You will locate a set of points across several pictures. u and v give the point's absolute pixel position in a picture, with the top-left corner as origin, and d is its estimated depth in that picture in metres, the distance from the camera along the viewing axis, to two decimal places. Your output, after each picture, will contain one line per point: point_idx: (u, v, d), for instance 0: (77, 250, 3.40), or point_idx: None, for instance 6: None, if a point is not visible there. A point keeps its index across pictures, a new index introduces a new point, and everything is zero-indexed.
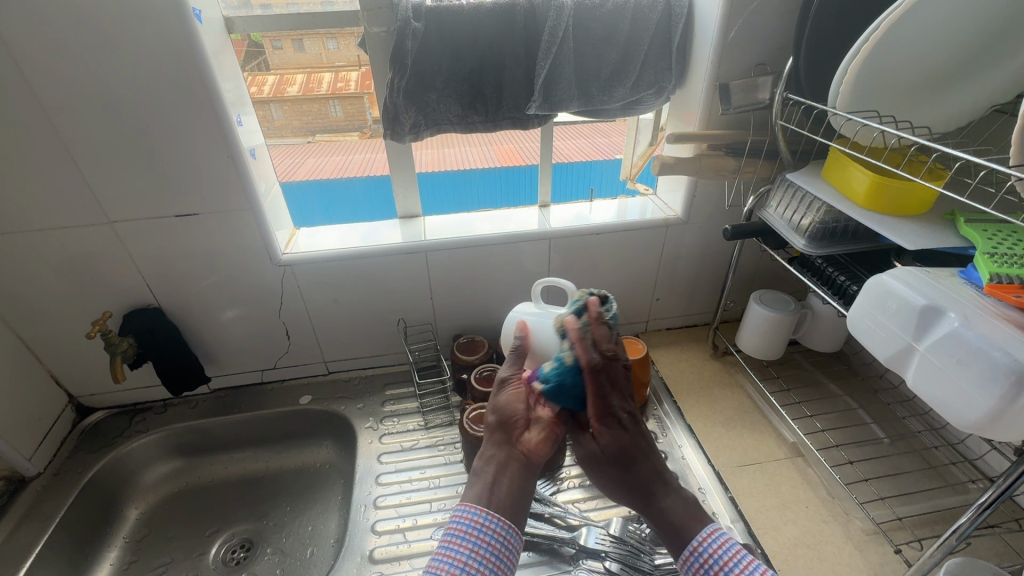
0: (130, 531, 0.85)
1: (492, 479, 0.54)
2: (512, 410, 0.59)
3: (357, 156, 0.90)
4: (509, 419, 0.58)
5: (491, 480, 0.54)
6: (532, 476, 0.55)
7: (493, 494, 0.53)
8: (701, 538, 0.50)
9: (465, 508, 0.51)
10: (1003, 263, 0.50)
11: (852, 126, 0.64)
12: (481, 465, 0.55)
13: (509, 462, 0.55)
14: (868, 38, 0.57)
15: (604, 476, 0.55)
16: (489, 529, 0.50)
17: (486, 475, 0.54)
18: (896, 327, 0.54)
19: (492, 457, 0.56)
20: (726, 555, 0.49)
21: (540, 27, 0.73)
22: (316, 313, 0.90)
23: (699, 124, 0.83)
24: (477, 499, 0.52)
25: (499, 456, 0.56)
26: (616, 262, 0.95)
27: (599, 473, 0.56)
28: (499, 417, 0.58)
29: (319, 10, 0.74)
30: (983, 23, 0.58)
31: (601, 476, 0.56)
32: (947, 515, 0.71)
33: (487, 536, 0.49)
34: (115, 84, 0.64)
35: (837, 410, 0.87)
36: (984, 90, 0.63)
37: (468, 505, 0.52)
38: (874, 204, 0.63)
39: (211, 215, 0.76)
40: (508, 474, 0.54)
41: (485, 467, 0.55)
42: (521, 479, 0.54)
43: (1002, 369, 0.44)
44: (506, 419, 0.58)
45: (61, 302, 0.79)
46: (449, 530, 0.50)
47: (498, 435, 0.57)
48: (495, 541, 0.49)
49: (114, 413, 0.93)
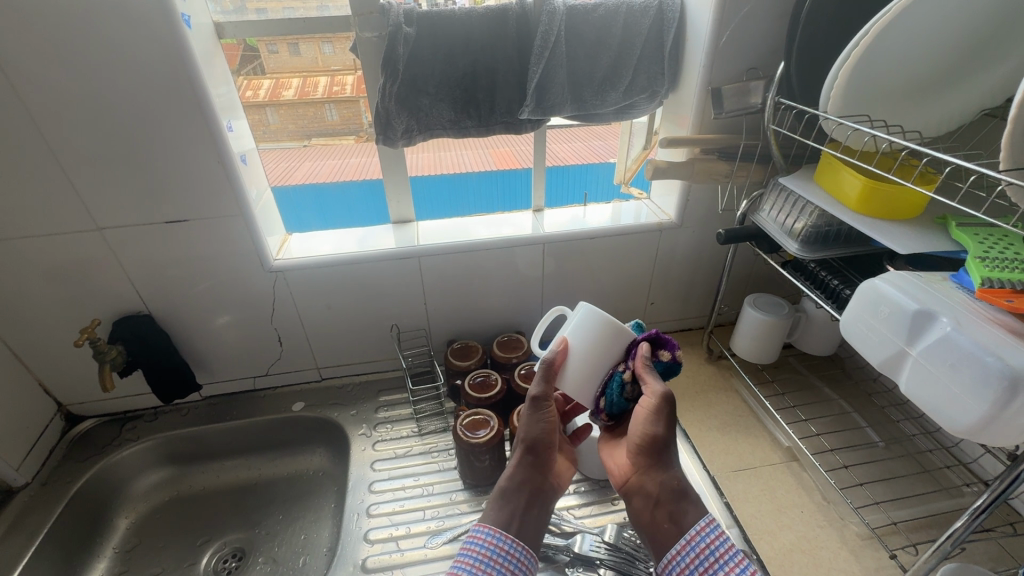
0: (119, 541, 0.83)
1: (524, 508, 0.54)
2: (546, 436, 0.58)
3: (354, 160, 0.90)
4: (548, 443, 0.58)
5: (522, 510, 0.54)
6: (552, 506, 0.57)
7: (522, 526, 0.53)
8: (697, 528, 0.52)
9: (480, 531, 0.52)
10: (995, 267, 0.50)
11: (844, 131, 0.64)
12: (515, 489, 0.55)
13: (540, 491, 0.56)
14: (849, 54, 0.58)
15: (662, 419, 0.55)
16: (503, 553, 0.50)
17: (517, 507, 0.54)
18: (889, 332, 0.54)
19: (527, 481, 0.56)
20: (723, 547, 0.50)
21: (531, 33, 0.73)
22: (309, 319, 0.89)
23: (692, 128, 0.83)
24: (496, 521, 0.53)
25: (532, 485, 0.56)
26: (610, 266, 0.95)
27: (663, 416, 0.54)
28: (533, 442, 0.58)
29: (314, 15, 0.74)
30: (971, 29, 0.58)
31: (662, 416, 0.55)
32: (943, 519, 0.71)
33: (501, 558, 0.50)
34: (103, 88, 0.63)
35: (832, 414, 0.87)
36: (973, 94, 0.63)
37: (487, 528, 0.52)
38: (866, 209, 0.63)
39: (201, 221, 0.76)
40: (532, 506, 0.55)
41: (512, 493, 0.55)
42: (539, 511, 0.55)
43: (995, 374, 0.44)
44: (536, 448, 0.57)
45: (49, 310, 0.78)
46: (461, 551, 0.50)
47: (534, 460, 0.57)
48: (508, 564, 0.50)
49: (105, 421, 0.92)
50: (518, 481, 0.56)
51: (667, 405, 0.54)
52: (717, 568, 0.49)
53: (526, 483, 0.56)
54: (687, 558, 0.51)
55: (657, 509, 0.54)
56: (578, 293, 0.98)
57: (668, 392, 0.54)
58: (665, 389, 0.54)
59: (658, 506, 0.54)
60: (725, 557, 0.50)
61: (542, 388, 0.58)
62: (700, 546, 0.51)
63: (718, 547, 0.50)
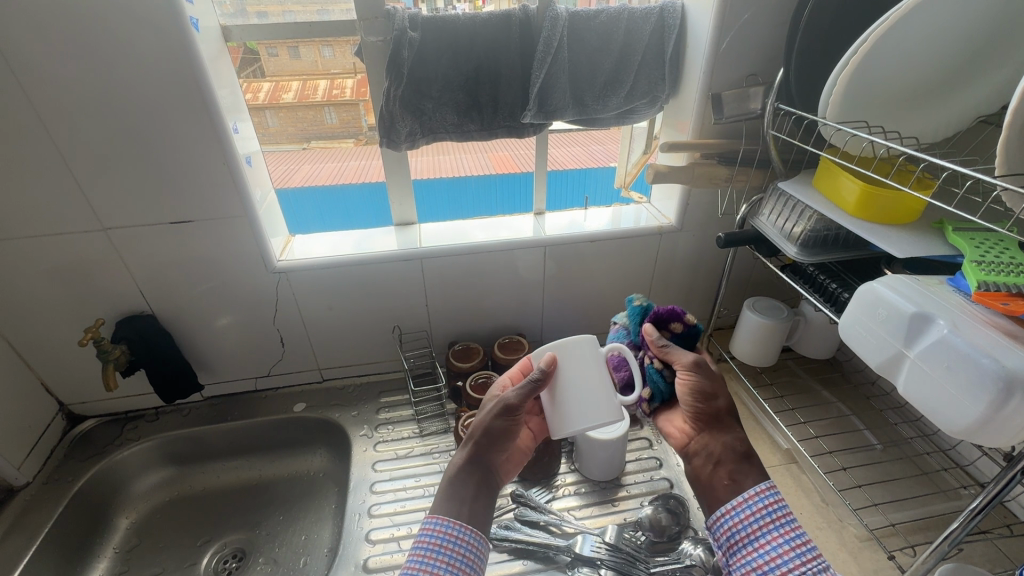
0: (120, 541, 0.83)
1: (478, 496, 0.54)
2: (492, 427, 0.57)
3: (352, 163, 0.93)
4: (504, 438, 0.58)
5: (468, 499, 0.53)
6: (492, 494, 0.55)
7: (470, 513, 0.52)
8: (756, 490, 0.55)
9: (437, 522, 0.51)
10: (991, 271, 0.51)
11: (842, 136, 0.65)
12: (466, 476, 0.55)
13: (484, 479, 0.56)
14: (847, 62, 0.59)
15: (706, 381, 0.60)
16: (463, 542, 0.50)
17: (464, 495, 0.54)
18: (887, 334, 0.55)
19: (476, 470, 0.55)
20: (781, 510, 0.53)
21: (534, 38, 0.74)
22: (311, 320, 0.90)
23: (693, 133, 0.84)
24: (445, 512, 0.52)
25: (479, 472, 0.56)
26: (610, 269, 0.96)
27: (706, 379, 0.60)
28: (490, 439, 0.57)
29: (314, 19, 0.75)
30: (966, 38, 0.60)
31: (704, 382, 0.60)
32: (940, 521, 0.71)
33: (462, 547, 0.49)
34: (112, 89, 0.64)
35: (830, 417, 0.88)
36: (968, 102, 0.65)
37: (436, 522, 0.51)
38: (864, 213, 0.64)
39: (205, 222, 0.76)
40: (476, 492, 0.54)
41: (457, 481, 0.55)
42: (482, 499, 0.54)
43: (989, 375, 0.45)
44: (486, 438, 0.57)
45: (53, 310, 0.79)
46: (420, 544, 0.49)
47: (484, 452, 0.57)
48: (469, 553, 0.50)
49: (106, 421, 0.92)
50: (469, 467, 0.56)
51: (701, 368, 0.60)
52: (773, 528, 0.52)
53: (473, 470, 0.56)
54: (743, 515, 0.54)
55: (717, 469, 0.58)
56: (578, 295, 0.98)
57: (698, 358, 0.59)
58: (693, 358, 0.60)
59: (720, 466, 0.58)
60: (781, 520, 0.53)
61: (517, 397, 0.57)
62: (746, 513, 0.54)
63: (776, 510, 0.53)
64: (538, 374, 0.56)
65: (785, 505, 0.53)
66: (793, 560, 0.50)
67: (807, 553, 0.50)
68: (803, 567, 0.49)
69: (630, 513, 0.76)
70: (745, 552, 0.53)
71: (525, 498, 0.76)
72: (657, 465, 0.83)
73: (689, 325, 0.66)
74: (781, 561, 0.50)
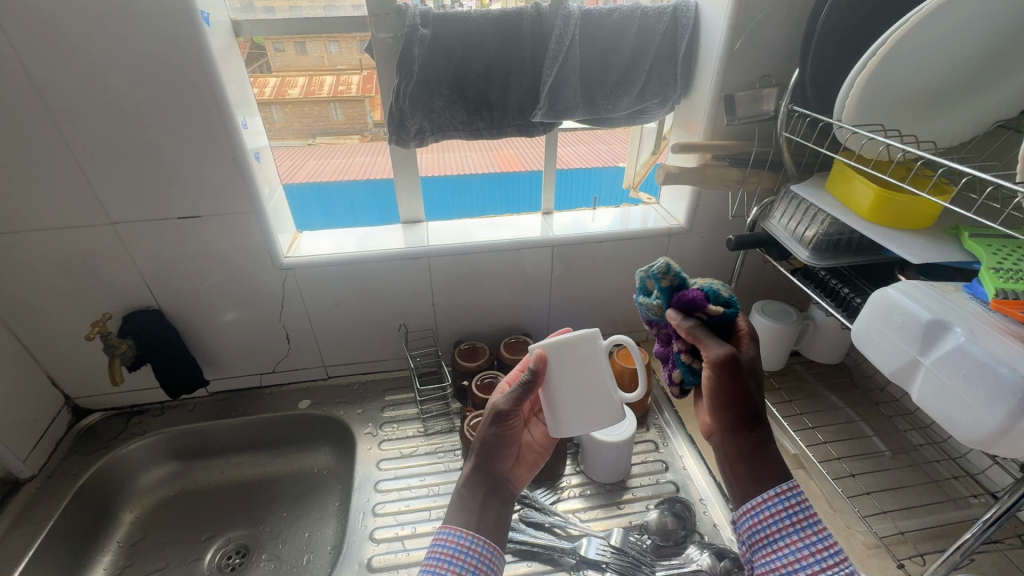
0: (124, 535, 0.83)
1: (491, 507, 0.53)
2: (492, 433, 0.56)
3: (358, 159, 0.91)
4: (503, 444, 0.56)
5: (478, 508, 0.53)
6: (508, 505, 0.55)
7: (482, 520, 0.52)
8: (776, 490, 0.51)
9: (450, 531, 0.50)
10: (1009, 279, 0.50)
11: (857, 139, 0.64)
12: (479, 490, 0.54)
13: (496, 490, 0.55)
14: (865, 64, 0.58)
15: (731, 387, 0.51)
16: (475, 552, 0.49)
17: (473, 503, 0.53)
18: (902, 340, 0.54)
19: (484, 481, 0.55)
20: (803, 511, 0.50)
21: (546, 36, 0.73)
22: (317, 316, 0.89)
23: (704, 134, 0.83)
24: (459, 521, 0.52)
25: (486, 481, 0.55)
26: (618, 270, 0.95)
27: (730, 383, 0.51)
28: (490, 446, 0.56)
29: (323, 15, 0.75)
30: (986, 41, 0.59)
31: (730, 383, 0.51)
32: (950, 530, 0.71)
33: (474, 557, 0.49)
34: (124, 84, 0.64)
35: (839, 422, 0.87)
36: (987, 107, 0.64)
37: (450, 529, 0.51)
38: (877, 217, 0.63)
39: (212, 218, 0.76)
40: (491, 504, 0.54)
41: (470, 494, 0.54)
42: (497, 510, 0.54)
43: (1008, 386, 0.44)
44: (490, 445, 0.56)
45: (60, 304, 0.79)
46: (433, 554, 0.49)
47: (488, 460, 0.55)
48: (481, 563, 0.49)
49: (111, 415, 0.92)
50: (480, 482, 0.55)
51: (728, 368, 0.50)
52: (792, 530, 0.50)
53: (482, 482, 0.55)
54: (762, 516, 0.51)
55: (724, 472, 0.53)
56: (585, 295, 0.98)
57: (722, 358, 0.50)
58: (719, 353, 0.51)
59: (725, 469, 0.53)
60: (801, 524, 0.50)
61: (507, 401, 0.55)
62: (777, 509, 0.51)
63: (798, 512, 0.50)
64: (529, 375, 0.54)
65: (806, 506, 0.50)
66: (813, 566, 0.48)
67: (840, 554, 0.48)
68: (836, 568, 0.47)
69: (635, 516, 0.76)
70: (772, 549, 0.50)
71: (530, 499, 0.76)
72: (663, 468, 0.83)
73: (720, 312, 0.53)
74: (813, 561, 0.48)
